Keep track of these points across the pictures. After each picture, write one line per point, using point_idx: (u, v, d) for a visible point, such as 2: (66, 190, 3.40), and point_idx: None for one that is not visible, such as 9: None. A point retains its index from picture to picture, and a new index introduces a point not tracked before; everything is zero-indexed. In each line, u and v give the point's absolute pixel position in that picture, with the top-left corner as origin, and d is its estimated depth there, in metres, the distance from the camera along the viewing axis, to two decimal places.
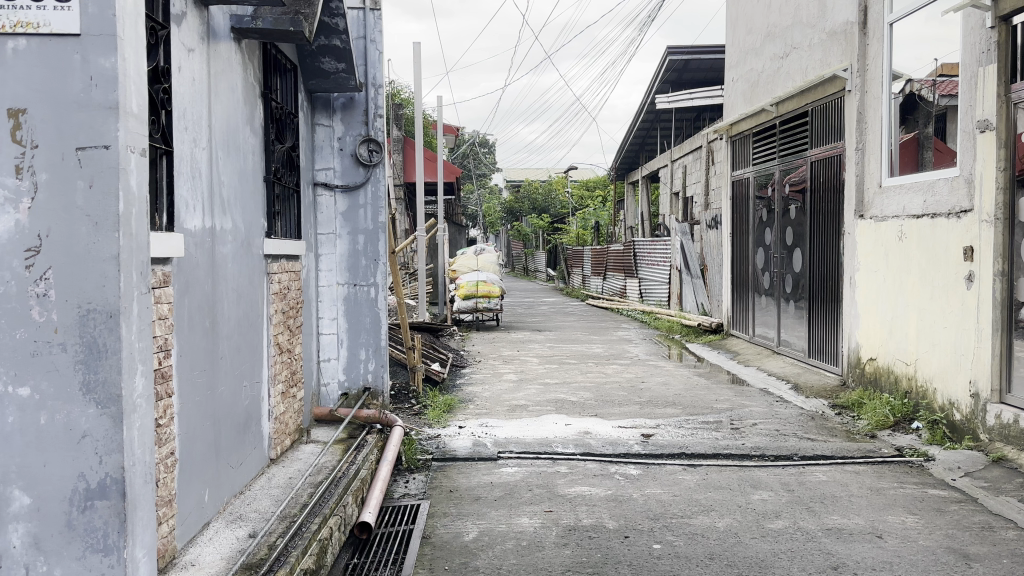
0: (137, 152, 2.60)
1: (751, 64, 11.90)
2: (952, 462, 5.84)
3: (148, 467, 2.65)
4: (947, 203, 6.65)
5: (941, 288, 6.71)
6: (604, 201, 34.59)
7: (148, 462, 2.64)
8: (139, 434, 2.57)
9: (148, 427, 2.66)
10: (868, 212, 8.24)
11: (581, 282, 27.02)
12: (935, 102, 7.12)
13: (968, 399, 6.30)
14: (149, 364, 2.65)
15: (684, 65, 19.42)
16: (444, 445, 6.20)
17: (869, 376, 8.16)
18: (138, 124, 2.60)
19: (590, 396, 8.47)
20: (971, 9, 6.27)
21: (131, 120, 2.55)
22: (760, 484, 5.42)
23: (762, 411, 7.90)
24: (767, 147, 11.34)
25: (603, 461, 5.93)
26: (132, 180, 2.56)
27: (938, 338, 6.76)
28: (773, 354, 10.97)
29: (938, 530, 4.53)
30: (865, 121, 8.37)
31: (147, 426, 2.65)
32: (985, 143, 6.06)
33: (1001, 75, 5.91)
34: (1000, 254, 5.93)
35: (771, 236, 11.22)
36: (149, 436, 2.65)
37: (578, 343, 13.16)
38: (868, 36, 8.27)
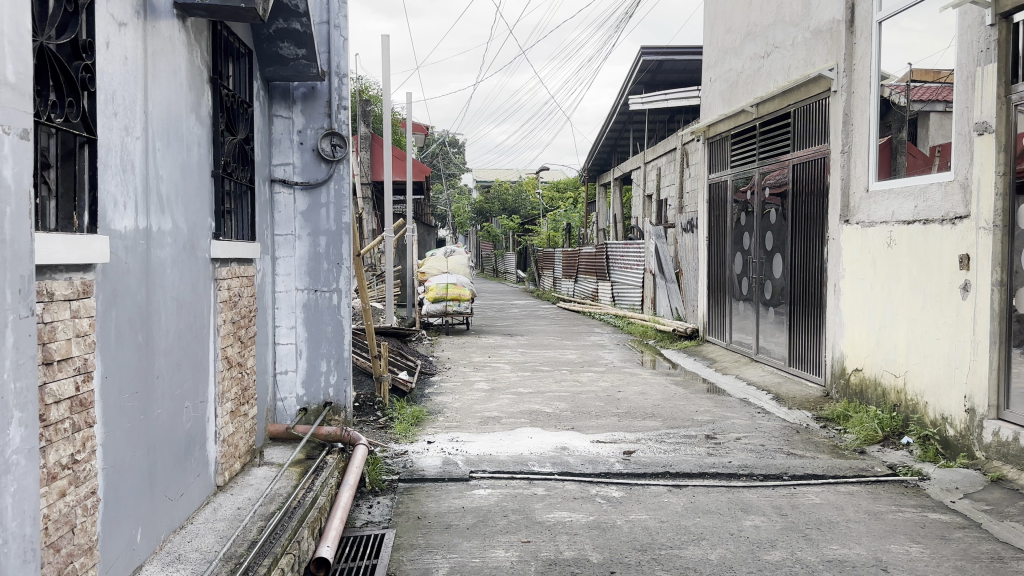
0: (14, 133, 2.14)
1: (730, 64, 11.63)
2: (949, 481, 5.51)
3: (27, 542, 2.21)
4: (940, 209, 6.37)
5: (933, 297, 6.42)
6: (575, 203, 34.27)
7: (26, 535, 2.20)
8: (14, 502, 2.12)
9: (29, 491, 2.21)
10: (853, 217, 7.98)
11: (552, 285, 26.65)
12: (907, 107, 7.12)
13: (963, 414, 6.00)
14: (30, 411, 2.21)
15: (658, 66, 19.09)
16: (411, 464, 5.75)
17: (854, 387, 7.89)
18: (15, 97, 2.14)
19: (566, 408, 8.08)
20: (968, 6, 5.95)
21: (4, 91, 2.08)
22: (751, 508, 5.07)
23: (745, 423, 7.57)
24: (746, 149, 11.06)
25: (583, 481, 5.53)
26: (6, 170, 2.08)
27: (930, 351, 6.46)
28: (753, 362, 10.67)
29: (946, 562, 4.14)
30: (851, 124, 8.09)
31: (28, 486, 2.21)
32: (983, 145, 5.75)
33: (1001, 75, 5.60)
34: (999, 263, 5.62)
35: (749, 241, 10.94)
36: (29, 502, 2.21)
37: (551, 348, 12.76)
38: (855, 34, 8.00)
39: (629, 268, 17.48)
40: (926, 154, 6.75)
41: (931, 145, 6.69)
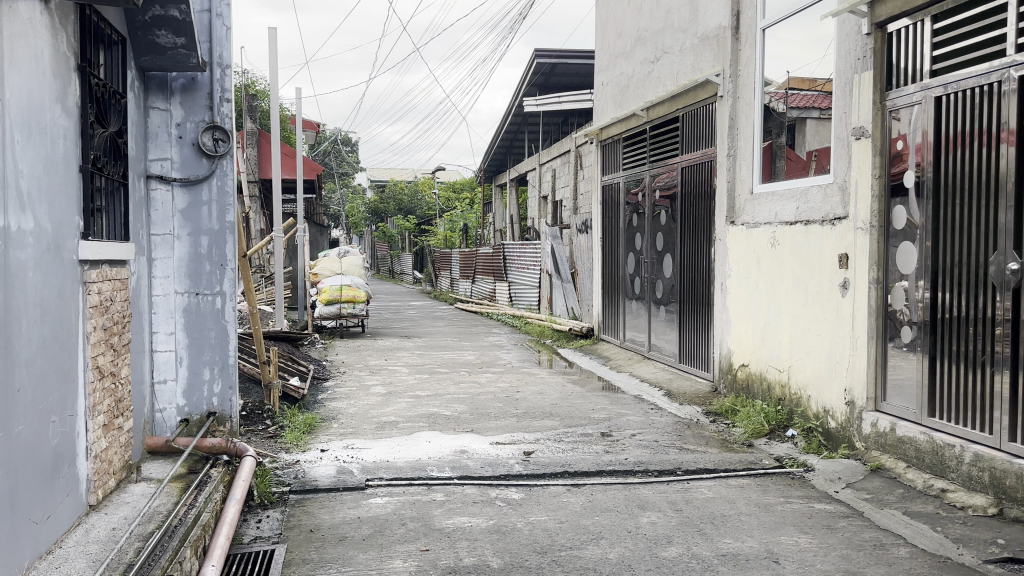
0: None
1: (621, 67, 11.84)
2: (832, 472, 5.74)
3: None
4: (820, 210, 6.66)
5: (815, 295, 6.69)
6: (472, 204, 34.27)
7: None
8: None
9: None
10: (739, 218, 8.25)
11: (449, 286, 26.52)
12: (786, 113, 7.43)
13: (843, 406, 6.28)
14: None
15: (551, 69, 19.30)
16: (303, 474, 5.52)
17: (741, 382, 8.16)
18: None
19: (464, 410, 7.99)
20: (846, 15, 6.23)
21: None
22: (647, 504, 5.12)
23: (639, 420, 7.69)
24: (638, 151, 11.27)
25: (482, 485, 5.46)
26: None
27: (812, 346, 6.74)
28: (645, 360, 10.90)
29: (833, 551, 4.29)
30: (737, 128, 8.35)
31: None
32: (860, 150, 6.02)
33: (877, 82, 5.88)
34: (876, 262, 5.91)
35: (641, 242, 11.16)
36: None
37: (448, 350, 12.65)
38: (740, 41, 8.27)
39: (526, 268, 17.58)
40: (804, 159, 7.08)
41: (807, 150, 7.03)
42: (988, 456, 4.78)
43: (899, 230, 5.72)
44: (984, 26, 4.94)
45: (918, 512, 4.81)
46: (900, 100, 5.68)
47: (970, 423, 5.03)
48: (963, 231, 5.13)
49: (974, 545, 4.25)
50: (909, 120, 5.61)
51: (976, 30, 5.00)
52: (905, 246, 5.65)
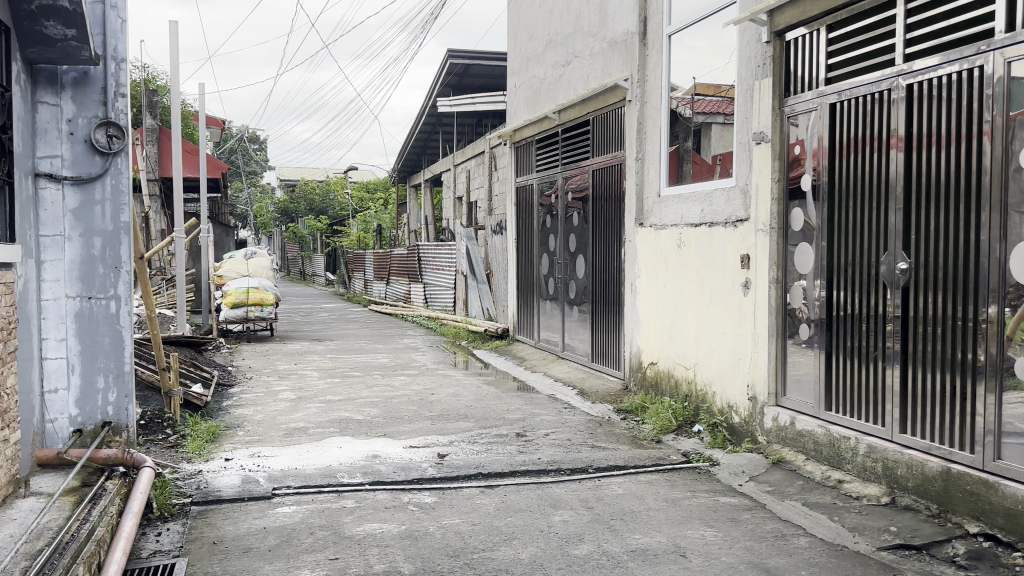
0: None
1: (532, 70, 11.94)
2: (736, 465, 5.93)
3: None
4: (723, 213, 6.87)
5: (719, 294, 6.90)
6: (386, 204, 33.92)
7: None
8: None
9: None
10: (648, 220, 8.42)
11: (363, 288, 26.17)
12: (691, 118, 7.63)
13: (745, 402, 6.49)
14: None
15: (464, 70, 19.31)
16: (206, 484, 5.33)
17: (650, 380, 8.34)
18: None
19: (376, 413, 7.89)
20: (747, 24, 6.45)
21: None
22: (559, 503, 5.17)
23: (553, 419, 7.77)
24: (550, 153, 11.39)
25: (394, 490, 5.40)
26: None
27: (716, 343, 6.95)
28: (559, 359, 11.02)
29: (737, 543, 4.43)
30: (645, 132, 8.54)
31: None
32: (760, 154, 6.24)
33: (776, 90, 6.11)
34: (775, 262, 6.13)
35: (555, 243, 11.28)
36: None
37: (361, 353, 12.47)
38: (647, 46, 8.45)
39: (440, 269, 17.52)
40: (709, 162, 7.30)
41: (712, 154, 7.25)
42: (881, 447, 5.02)
43: (798, 231, 5.96)
44: (873, 38, 5.19)
45: (817, 503, 5.01)
46: (798, 106, 5.91)
47: (864, 416, 5.28)
48: (855, 233, 5.38)
49: (869, 533, 4.45)
50: (806, 126, 5.84)
51: (868, 39, 5.24)
52: (803, 247, 5.89)
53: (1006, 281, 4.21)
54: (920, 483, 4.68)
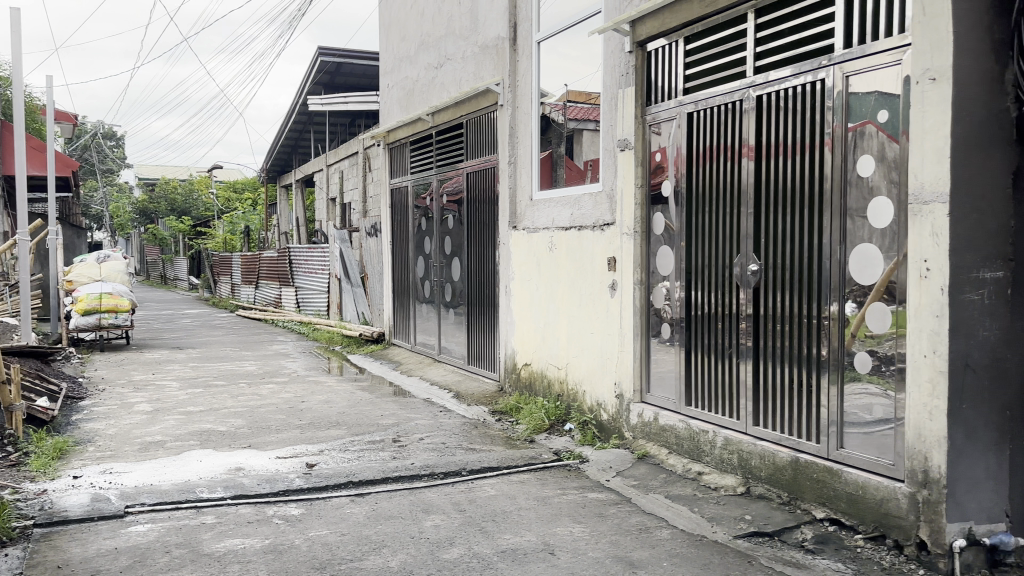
0: None
1: (405, 71, 11.85)
2: (604, 461, 6.09)
3: None
4: (591, 216, 7.04)
5: (587, 295, 7.06)
6: (255, 206, 32.74)
7: None
8: None
9: None
10: (520, 223, 8.52)
11: (230, 292, 25.14)
12: (564, 124, 7.76)
13: (613, 399, 6.67)
14: None
15: (336, 69, 18.93)
16: (50, 506, 4.95)
17: (524, 380, 8.43)
18: None
19: (243, 424, 7.58)
20: (611, 33, 6.63)
21: None
22: (431, 508, 5.14)
23: (427, 423, 7.71)
24: (424, 156, 11.33)
25: (259, 503, 5.20)
26: None
27: (586, 343, 7.11)
28: (435, 362, 10.96)
29: (604, 538, 4.53)
30: (517, 136, 8.62)
31: None
32: (624, 160, 6.42)
33: (638, 98, 6.31)
34: (640, 265, 6.34)
35: (429, 245, 11.22)
36: None
37: (227, 360, 11.95)
38: (517, 52, 8.55)
39: (313, 272, 17.07)
40: (580, 167, 7.44)
41: (583, 159, 7.39)
42: (736, 439, 5.26)
43: (660, 235, 6.18)
44: (726, 51, 5.45)
45: (678, 495, 5.20)
46: (659, 115, 6.13)
47: (721, 410, 5.53)
48: (712, 236, 5.63)
49: (726, 522, 4.66)
50: (667, 134, 6.07)
51: (722, 52, 5.49)
52: (665, 250, 6.11)
53: (845, 281, 4.51)
54: (772, 473, 4.94)
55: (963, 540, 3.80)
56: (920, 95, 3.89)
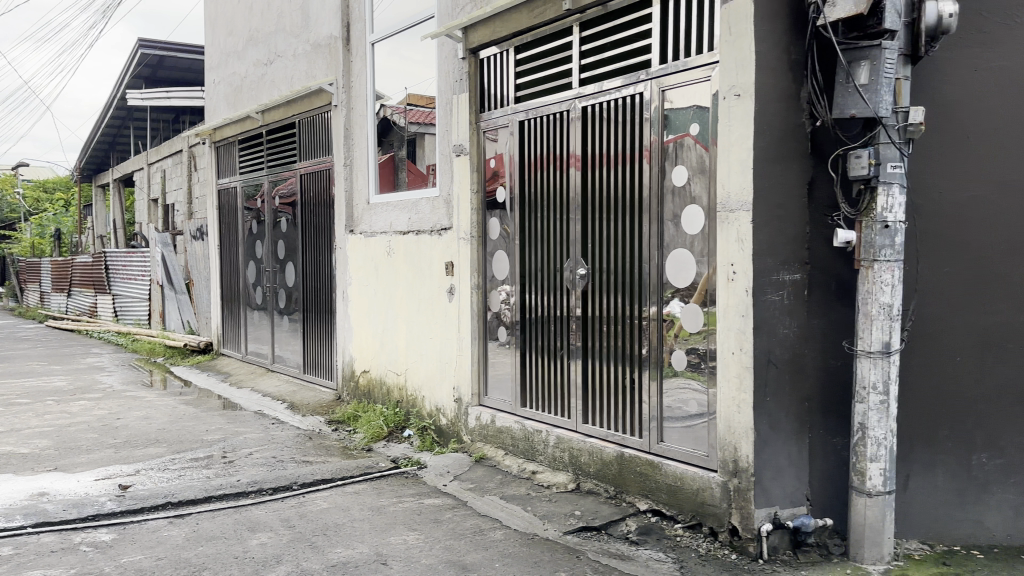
0: None
1: (233, 68, 11.31)
2: (442, 467, 6.06)
3: None
4: (428, 221, 7.01)
5: (425, 300, 7.02)
6: (68, 207, 30.15)
7: None
8: None
9: None
10: (357, 227, 8.34)
11: (38, 301, 22.98)
12: (405, 128, 7.60)
13: (452, 404, 6.66)
14: None
15: (159, 62, 17.79)
16: None
17: (362, 388, 8.25)
18: None
19: (47, 445, 6.92)
20: (445, 39, 6.63)
21: None
22: (258, 525, 4.90)
23: (258, 436, 7.37)
24: (254, 156, 10.85)
25: (63, 531, 4.75)
26: None
27: (424, 348, 7.06)
28: (269, 372, 10.51)
29: (438, 544, 4.50)
30: (352, 138, 8.44)
31: None
32: (459, 165, 6.43)
33: (472, 103, 6.34)
34: (476, 269, 6.37)
35: (262, 250, 10.76)
36: None
37: (32, 376, 10.89)
38: (350, 52, 8.37)
39: (133, 279, 15.92)
40: (423, 172, 7.32)
41: (426, 164, 7.27)
42: (567, 438, 5.39)
43: (495, 239, 6.25)
44: (555, 61, 5.59)
45: (512, 495, 5.26)
46: (493, 121, 6.19)
47: (554, 410, 5.65)
48: (544, 240, 5.75)
49: (557, 519, 4.76)
50: (501, 140, 6.14)
51: (551, 62, 5.62)
52: (501, 254, 6.18)
53: (664, 284, 4.74)
54: (600, 468, 5.09)
55: (769, 524, 4.09)
56: (727, 110, 4.16)
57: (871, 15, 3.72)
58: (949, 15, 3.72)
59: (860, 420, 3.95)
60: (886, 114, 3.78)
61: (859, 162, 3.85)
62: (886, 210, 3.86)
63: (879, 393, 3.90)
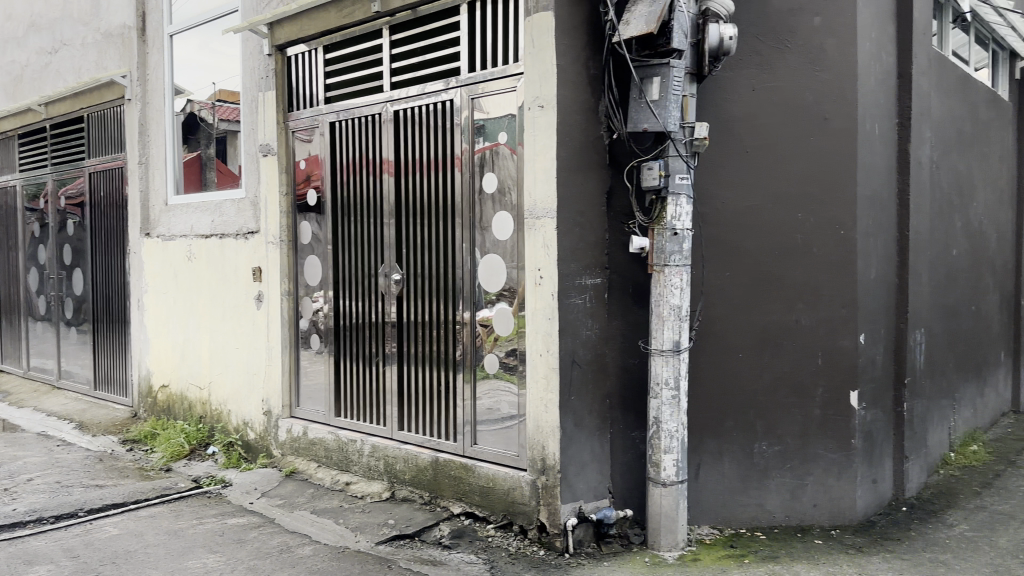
0: None
1: (10, 54, 10.22)
2: (248, 484, 5.77)
3: None
4: (234, 224, 6.68)
5: (231, 308, 6.68)
6: None
7: None
8: None
9: None
10: (154, 230, 7.79)
11: None
12: (214, 125, 7.06)
13: (260, 417, 6.38)
14: None
15: None
16: None
17: (161, 404, 7.71)
18: None
19: None
20: (249, 34, 6.34)
21: None
22: (35, 558, 4.44)
23: (38, 461, 6.68)
24: (35, 152, 9.85)
25: None
26: None
27: (230, 359, 6.71)
28: (55, 390, 9.59)
29: (241, 564, 4.29)
30: (147, 135, 7.87)
31: None
32: (267, 166, 6.18)
33: (280, 103, 6.12)
34: (286, 275, 6.14)
35: (45, 255, 9.79)
36: None
37: None
38: (146, 44, 7.82)
39: None
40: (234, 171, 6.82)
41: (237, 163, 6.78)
42: (382, 446, 5.31)
43: (305, 244, 6.06)
44: (364, 63, 5.51)
45: (324, 508, 5.12)
46: (302, 122, 6.01)
47: (369, 419, 5.57)
48: (357, 245, 5.66)
49: (369, 530, 4.68)
50: (311, 142, 5.97)
51: (361, 64, 5.54)
52: (312, 259, 6.01)
53: (476, 289, 4.80)
54: (414, 476, 5.07)
55: (574, 518, 4.26)
56: (531, 120, 4.29)
57: (660, 35, 3.95)
58: (729, 38, 3.98)
59: (655, 415, 4.20)
60: (675, 129, 4.04)
61: (650, 173, 4.11)
62: (675, 218, 4.13)
63: (671, 388, 4.16)
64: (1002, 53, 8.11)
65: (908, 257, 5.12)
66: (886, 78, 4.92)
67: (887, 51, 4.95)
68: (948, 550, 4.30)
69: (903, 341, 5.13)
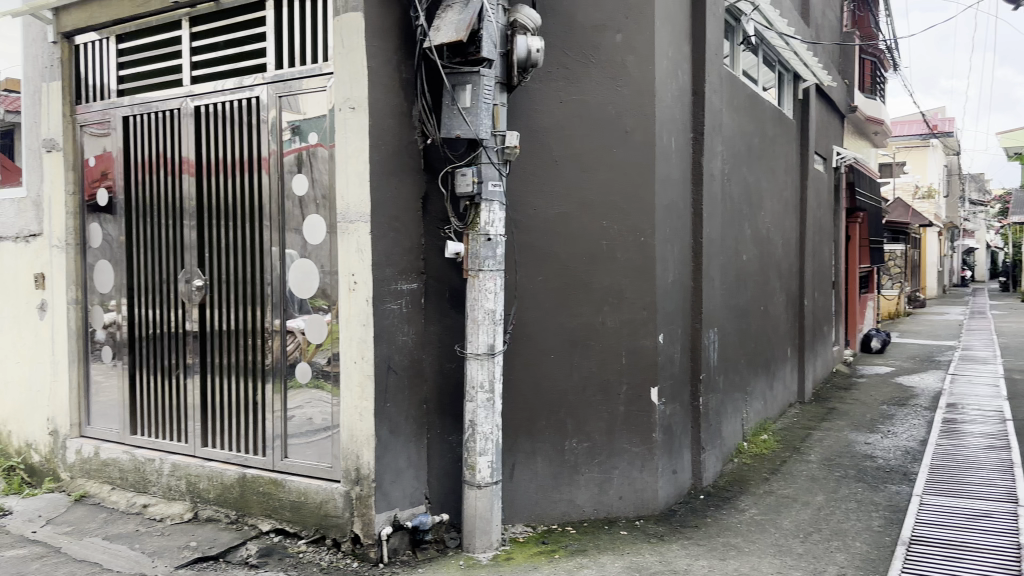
0: None
1: None
2: (30, 512, 5.21)
3: None
4: (12, 226, 6.03)
5: (10, 318, 6.03)
6: None
7: None
8: None
9: None
10: None
11: None
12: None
13: (46, 438, 5.81)
14: None
15: None
16: None
17: None
18: None
19: None
20: (29, 17, 5.77)
21: None
22: None
23: None
24: None
25: None
26: None
27: (9, 375, 6.06)
28: None
29: None
30: None
31: None
32: (51, 162, 5.65)
33: (66, 94, 5.61)
34: (75, 281, 5.64)
35: None
36: None
37: None
38: None
39: None
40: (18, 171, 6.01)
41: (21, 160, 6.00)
42: (184, 464, 5.00)
43: (97, 248, 5.60)
44: (163, 56, 5.18)
45: (117, 534, 4.72)
46: (91, 116, 5.54)
47: (169, 435, 5.22)
48: (156, 249, 5.30)
49: (168, 554, 4.35)
50: (102, 138, 5.52)
51: (159, 57, 5.20)
52: (104, 265, 5.56)
53: (285, 296, 4.64)
54: (220, 493, 4.82)
55: (388, 527, 4.23)
56: (342, 122, 4.21)
57: (470, 43, 4.00)
58: (537, 51, 4.10)
59: (470, 418, 4.24)
60: (486, 137, 4.11)
61: (464, 180, 4.12)
62: (488, 224, 4.19)
63: (486, 391, 4.22)
64: (786, 76, 8.92)
65: (702, 262, 5.52)
66: (681, 94, 5.28)
67: (683, 69, 5.31)
68: (738, 533, 4.66)
69: (699, 340, 5.52)
